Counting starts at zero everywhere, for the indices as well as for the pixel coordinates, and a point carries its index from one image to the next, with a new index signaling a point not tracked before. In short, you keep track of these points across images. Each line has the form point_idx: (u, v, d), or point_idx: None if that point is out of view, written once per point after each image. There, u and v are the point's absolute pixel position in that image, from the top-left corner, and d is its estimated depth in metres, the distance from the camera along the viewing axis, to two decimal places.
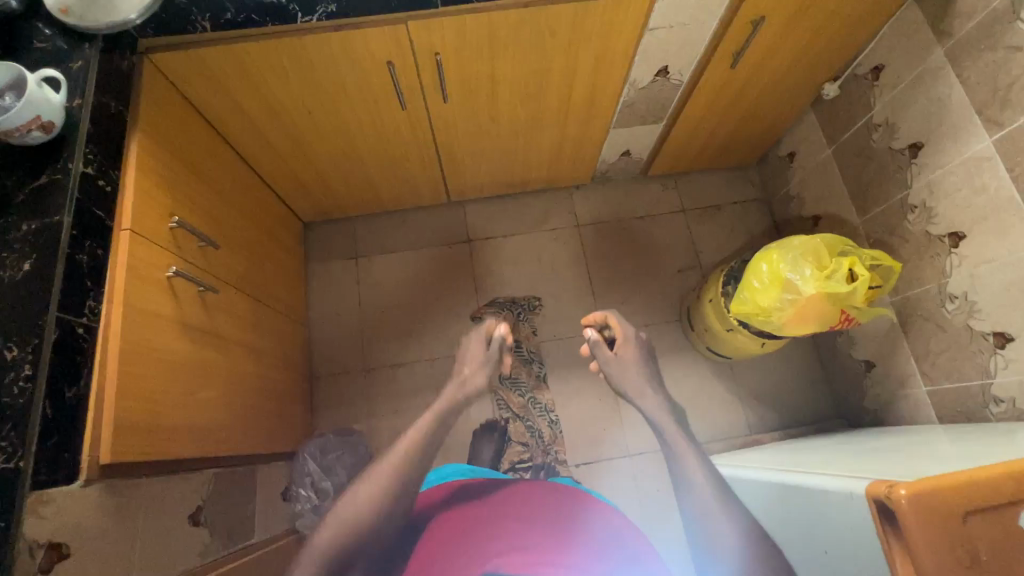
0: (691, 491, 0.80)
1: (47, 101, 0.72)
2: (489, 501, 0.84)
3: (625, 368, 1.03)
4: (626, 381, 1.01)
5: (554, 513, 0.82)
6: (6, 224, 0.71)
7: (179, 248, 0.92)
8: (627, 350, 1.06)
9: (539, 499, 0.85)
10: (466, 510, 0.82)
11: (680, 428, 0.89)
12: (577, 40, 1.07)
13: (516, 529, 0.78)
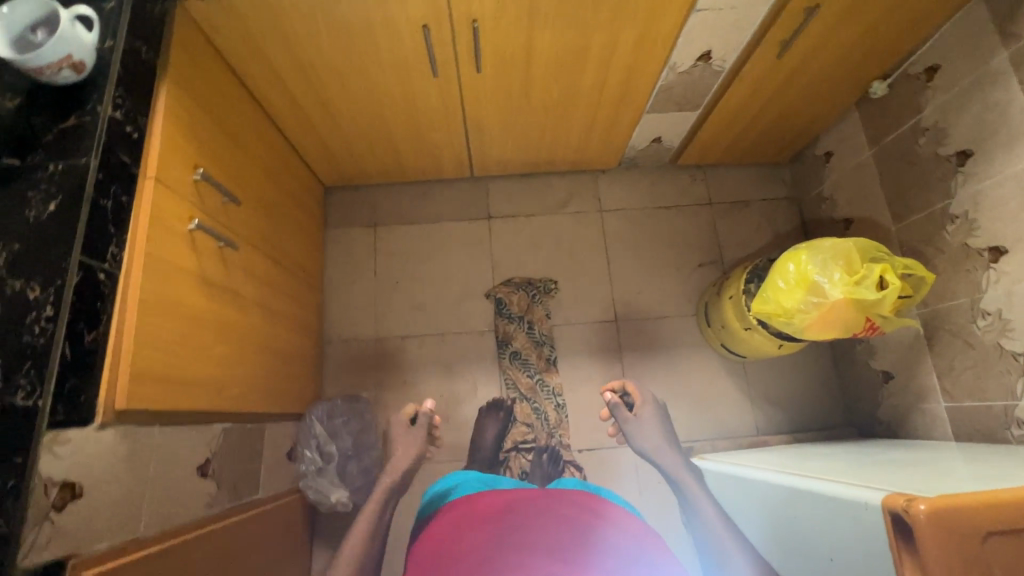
0: (709, 532, 0.98)
1: (79, 40, 0.69)
2: (502, 524, 0.81)
3: (644, 429, 1.15)
4: (646, 439, 1.13)
5: (570, 529, 0.80)
6: (32, 163, 0.69)
7: (202, 201, 0.91)
8: (646, 411, 1.17)
9: (553, 516, 0.82)
10: (479, 536, 0.79)
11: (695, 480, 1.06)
12: (620, 16, 1.03)
13: (537, 542, 0.78)
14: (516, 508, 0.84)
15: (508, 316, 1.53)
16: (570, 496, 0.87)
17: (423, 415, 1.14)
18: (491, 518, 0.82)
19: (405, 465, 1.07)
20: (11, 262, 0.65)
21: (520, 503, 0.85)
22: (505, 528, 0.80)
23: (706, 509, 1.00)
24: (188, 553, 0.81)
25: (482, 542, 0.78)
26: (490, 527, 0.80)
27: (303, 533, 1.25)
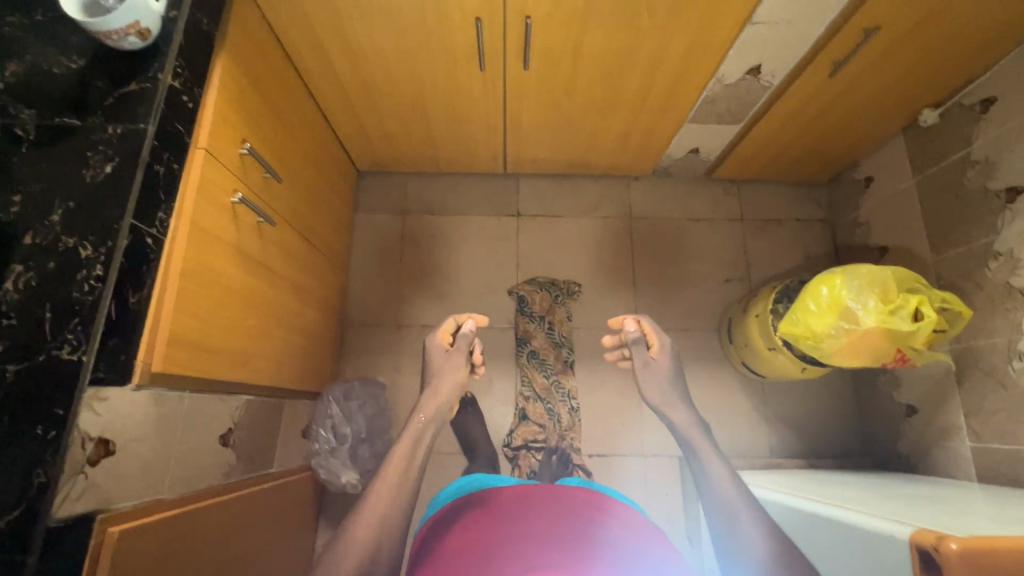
0: (718, 497, 0.82)
1: (147, 7, 0.70)
2: (502, 524, 0.81)
3: (656, 378, 1.03)
4: (656, 390, 1.01)
5: (568, 531, 0.79)
6: (91, 124, 0.70)
7: (246, 176, 0.93)
8: (663, 358, 1.05)
9: (552, 517, 0.82)
10: (479, 534, 0.79)
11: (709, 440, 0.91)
12: (674, 24, 1.02)
13: (538, 535, 0.78)
14: (517, 508, 0.84)
15: (529, 315, 1.53)
16: (568, 496, 0.87)
17: (463, 336, 1.04)
18: (489, 519, 0.82)
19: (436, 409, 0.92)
20: (65, 219, 0.66)
21: (520, 502, 0.85)
22: (505, 527, 0.80)
23: (718, 471, 0.85)
24: (205, 519, 0.82)
25: (482, 540, 0.78)
26: (490, 528, 0.80)
27: (311, 510, 1.27)
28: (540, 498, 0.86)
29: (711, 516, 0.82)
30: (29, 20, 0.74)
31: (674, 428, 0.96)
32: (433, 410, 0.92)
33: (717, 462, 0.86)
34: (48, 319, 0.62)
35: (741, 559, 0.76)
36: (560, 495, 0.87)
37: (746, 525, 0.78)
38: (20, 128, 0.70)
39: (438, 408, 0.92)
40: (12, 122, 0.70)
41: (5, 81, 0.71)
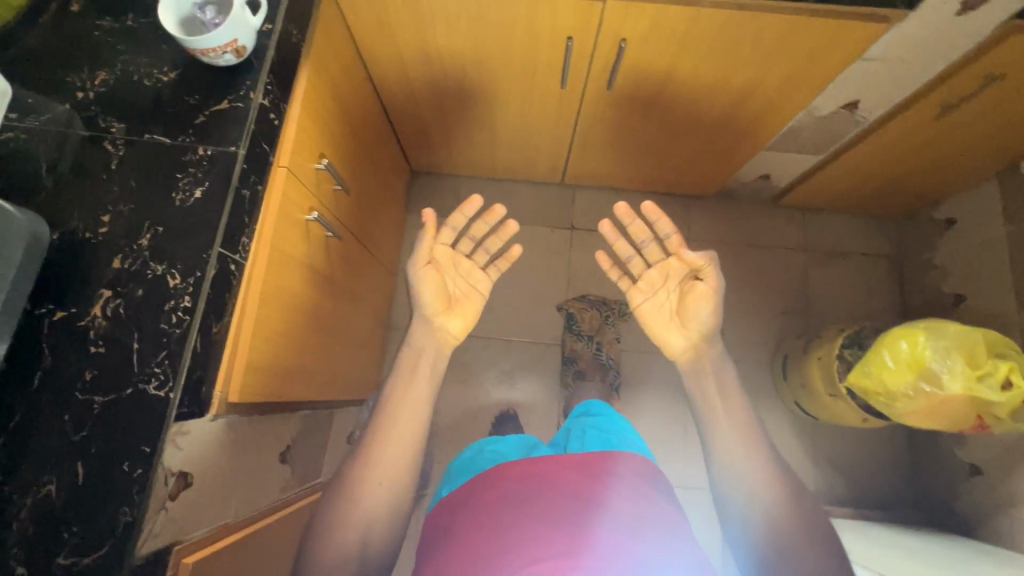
0: (723, 471, 0.80)
1: (245, 25, 0.66)
2: (504, 510, 0.76)
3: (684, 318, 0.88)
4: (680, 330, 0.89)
5: (575, 515, 0.72)
6: (181, 144, 0.67)
7: (319, 190, 0.90)
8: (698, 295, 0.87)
9: (558, 499, 0.75)
10: (482, 525, 0.75)
11: (722, 405, 0.84)
12: (777, 57, 0.95)
13: (543, 521, 0.72)
14: (520, 488, 0.78)
15: (577, 333, 1.48)
16: (565, 474, 0.80)
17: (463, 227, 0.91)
18: (486, 505, 0.78)
19: (421, 404, 0.80)
20: (154, 244, 0.64)
21: (517, 476, 0.80)
22: (501, 507, 0.76)
23: (724, 444, 0.81)
24: (265, 537, 0.82)
25: (479, 524, 0.75)
26: (487, 509, 0.77)
27: None
28: (545, 471, 0.80)
29: (715, 485, 0.81)
30: (120, 25, 0.72)
31: (685, 363, 0.89)
32: (431, 343, 0.86)
33: (726, 431, 0.82)
34: (136, 350, 0.61)
35: (739, 530, 0.78)
36: (561, 464, 0.81)
37: (753, 500, 0.78)
38: (110, 142, 0.67)
39: (428, 366, 0.84)
40: (102, 136, 0.68)
41: (95, 91, 0.69)
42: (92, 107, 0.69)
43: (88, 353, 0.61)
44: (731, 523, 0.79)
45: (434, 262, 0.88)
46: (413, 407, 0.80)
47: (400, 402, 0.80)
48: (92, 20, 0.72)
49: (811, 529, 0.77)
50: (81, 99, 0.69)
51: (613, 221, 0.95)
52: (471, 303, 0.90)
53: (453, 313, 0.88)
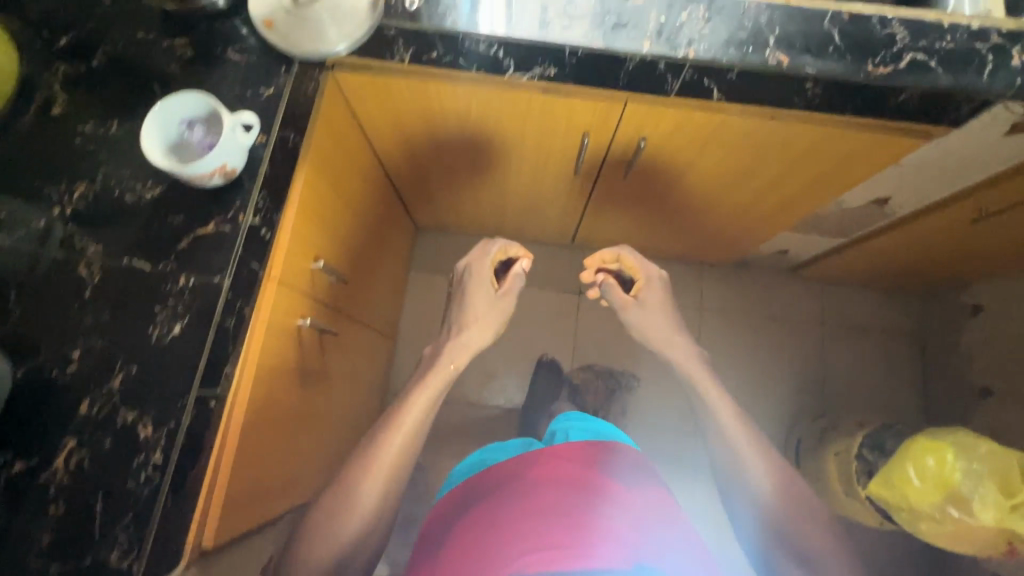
0: (724, 454, 0.89)
1: (236, 148, 0.61)
2: (499, 503, 0.77)
3: (649, 316, 1.03)
4: (650, 328, 1.02)
5: (563, 507, 0.73)
6: (161, 271, 0.62)
7: (314, 289, 0.85)
8: (649, 293, 1.04)
9: (549, 490, 0.76)
10: (479, 517, 0.76)
11: (719, 391, 0.94)
12: (806, 159, 0.89)
13: (535, 511, 0.73)
14: (513, 482, 0.79)
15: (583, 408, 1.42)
16: (556, 464, 0.80)
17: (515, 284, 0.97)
18: (482, 504, 0.79)
19: (424, 411, 0.82)
20: (126, 387, 0.59)
21: (513, 469, 0.81)
22: (498, 500, 0.77)
23: (728, 431, 0.90)
24: None
25: (473, 521, 0.76)
26: (481, 504, 0.79)
27: None
28: (536, 462, 0.81)
29: (718, 467, 0.91)
30: (104, 131, 0.67)
31: (675, 368, 1.00)
32: (462, 357, 0.89)
33: (725, 421, 0.90)
34: (100, 512, 0.56)
35: (743, 511, 0.88)
36: (552, 454, 0.81)
37: (752, 487, 0.86)
38: (85, 266, 0.62)
39: (447, 372, 0.86)
40: (77, 258, 0.62)
41: (73, 207, 0.64)
42: (68, 224, 0.64)
43: (46, 514, 0.55)
44: (734, 505, 0.89)
45: (476, 277, 0.94)
46: (425, 393, 0.83)
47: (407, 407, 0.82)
48: (75, 125, 0.67)
49: (807, 505, 0.85)
50: (55, 215, 0.64)
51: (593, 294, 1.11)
52: (490, 320, 0.92)
53: (478, 326, 0.92)
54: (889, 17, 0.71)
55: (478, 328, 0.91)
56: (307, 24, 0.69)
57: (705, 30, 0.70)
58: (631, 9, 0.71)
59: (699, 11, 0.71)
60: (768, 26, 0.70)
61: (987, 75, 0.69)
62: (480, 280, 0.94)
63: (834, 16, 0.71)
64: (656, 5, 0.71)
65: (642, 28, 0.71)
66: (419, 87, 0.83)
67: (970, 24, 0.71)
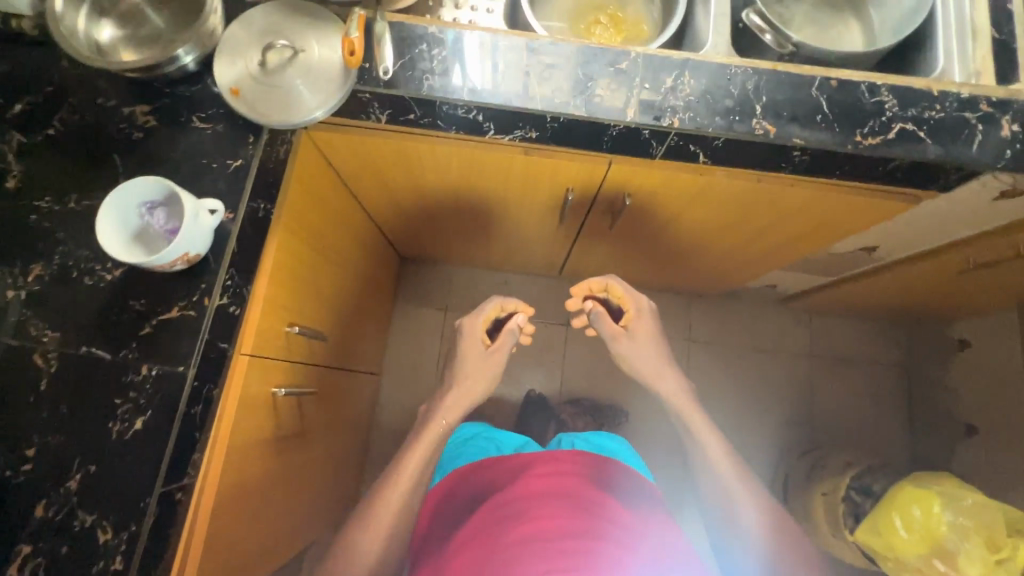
0: (713, 491, 0.84)
1: (198, 234, 0.58)
2: (505, 515, 0.89)
3: (637, 348, 0.94)
4: (639, 361, 0.93)
5: (564, 512, 0.87)
6: (122, 360, 0.59)
7: (289, 353, 0.82)
8: (641, 325, 0.95)
9: (550, 501, 0.90)
10: (487, 530, 0.88)
11: (708, 424, 0.88)
12: (792, 215, 0.88)
13: (541, 516, 0.87)
14: (515, 499, 0.92)
15: None
16: (552, 485, 0.95)
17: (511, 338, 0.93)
18: (487, 517, 0.91)
19: (419, 466, 0.81)
20: (84, 487, 0.56)
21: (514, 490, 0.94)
22: (502, 510, 0.91)
23: (716, 464, 0.85)
24: None
25: (482, 535, 0.88)
26: (484, 519, 0.91)
27: None
28: (536, 483, 0.95)
29: (709, 508, 0.85)
30: (61, 207, 0.63)
31: (663, 403, 0.93)
32: (456, 411, 0.86)
33: (714, 455, 0.85)
34: None
35: (739, 555, 0.81)
36: (549, 477, 0.97)
37: (746, 528, 0.80)
38: (40, 355, 0.59)
39: (439, 430, 0.84)
40: (31, 346, 0.59)
41: (27, 290, 0.61)
42: (22, 309, 0.60)
43: None
44: (731, 550, 0.83)
45: (466, 337, 0.91)
46: (422, 449, 0.82)
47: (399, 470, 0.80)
48: (30, 200, 0.63)
49: (804, 544, 0.80)
50: (8, 299, 0.60)
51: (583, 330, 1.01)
52: (484, 372, 0.90)
53: (469, 386, 0.88)
54: (878, 84, 0.69)
55: (471, 383, 0.88)
56: (278, 92, 0.65)
57: (690, 97, 0.68)
58: (614, 75, 0.69)
59: (684, 78, 0.69)
60: (754, 94, 0.69)
61: (977, 148, 0.67)
62: (472, 341, 0.91)
63: (821, 83, 0.69)
64: (641, 71, 0.69)
65: (625, 96, 0.69)
66: (406, 146, 0.81)
67: (960, 92, 0.69)
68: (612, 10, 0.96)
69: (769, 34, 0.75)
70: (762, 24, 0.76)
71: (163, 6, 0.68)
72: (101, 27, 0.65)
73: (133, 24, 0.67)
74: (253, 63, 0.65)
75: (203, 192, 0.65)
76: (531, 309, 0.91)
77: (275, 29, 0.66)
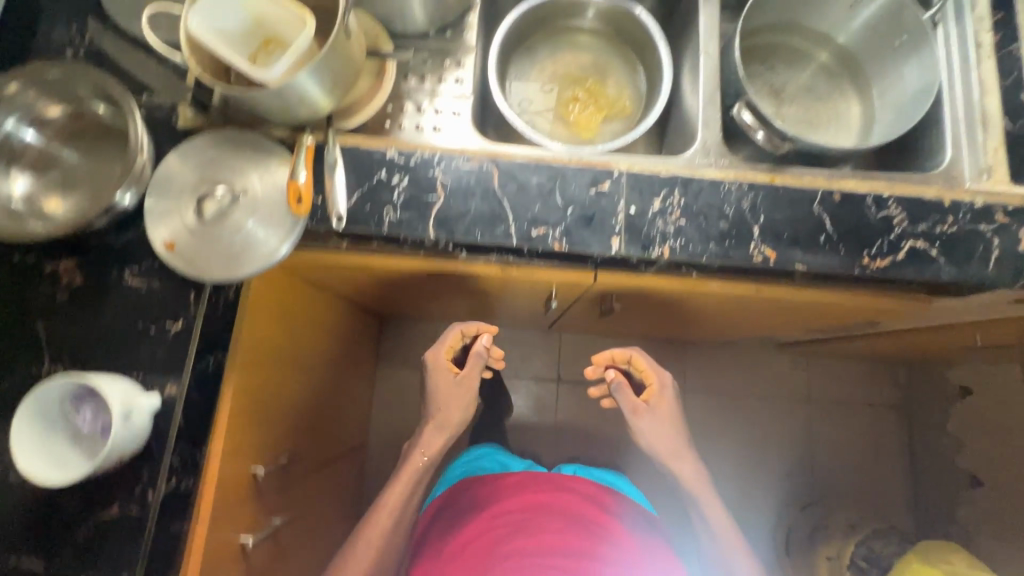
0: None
1: (133, 432, 0.51)
2: (503, 523, 0.79)
3: (659, 431, 0.78)
4: (660, 442, 0.78)
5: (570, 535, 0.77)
6: (60, 569, 0.53)
7: (257, 492, 0.76)
8: (665, 400, 0.79)
9: (555, 523, 0.79)
10: (481, 538, 0.77)
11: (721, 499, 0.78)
12: (794, 309, 0.81)
13: (543, 537, 0.76)
14: (517, 509, 0.81)
15: None
16: (563, 502, 0.83)
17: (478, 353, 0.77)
18: (481, 527, 0.79)
19: (397, 510, 0.73)
20: None
21: (520, 499, 0.83)
22: (501, 518, 0.80)
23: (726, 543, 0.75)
24: None
25: (470, 548, 0.77)
26: (476, 529, 0.79)
27: None
28: (544, 492, 0.84)
29: None
30: None
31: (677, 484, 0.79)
32: (434, 446, 0.76)
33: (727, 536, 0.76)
34: None
35: None
36: (561, 493, 0.84)
37: None
38: None
39: (418, 467, 0.75)
40: None
41: None
42: None
43: None
44: None
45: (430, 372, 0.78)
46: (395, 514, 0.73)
47: (379, 509, 0.73)
48: None
49: None
50: None
51: (605, 403, 0.84)
52: (458, 402, 0.77)
53: (443, 418, 0.77)
54: (885, 196, 0.63)
55: (443, 415, 0.77)
56: (218, 243, 0.57)
57: (681, 221, 0.62)
58: (595, 199, 0.62)
59: (673, 198, 0.62)
60: (751, 214, 0.62)
61: (994, 266, 0.62)
62: (438, 373, 0.78)
63: (824, 197, 0.63)
64: (626, 192, 0.63)
65: (609, 222, 0.62)
66: (385, 263, 0.73)
67: (973, 201, 0.63)
68: (592, 83, 0.89)
69: (761, 130, 0.70)
70: (753, 121, 0.70)
71: (79, 143, 0.61)
72: (12, 179, 0.57)
73: (51, 168, 0.59)
74: (188, 215, 0.58)
75: (141, 360, 0.58)
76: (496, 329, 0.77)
77: (214, 171, 0.59)
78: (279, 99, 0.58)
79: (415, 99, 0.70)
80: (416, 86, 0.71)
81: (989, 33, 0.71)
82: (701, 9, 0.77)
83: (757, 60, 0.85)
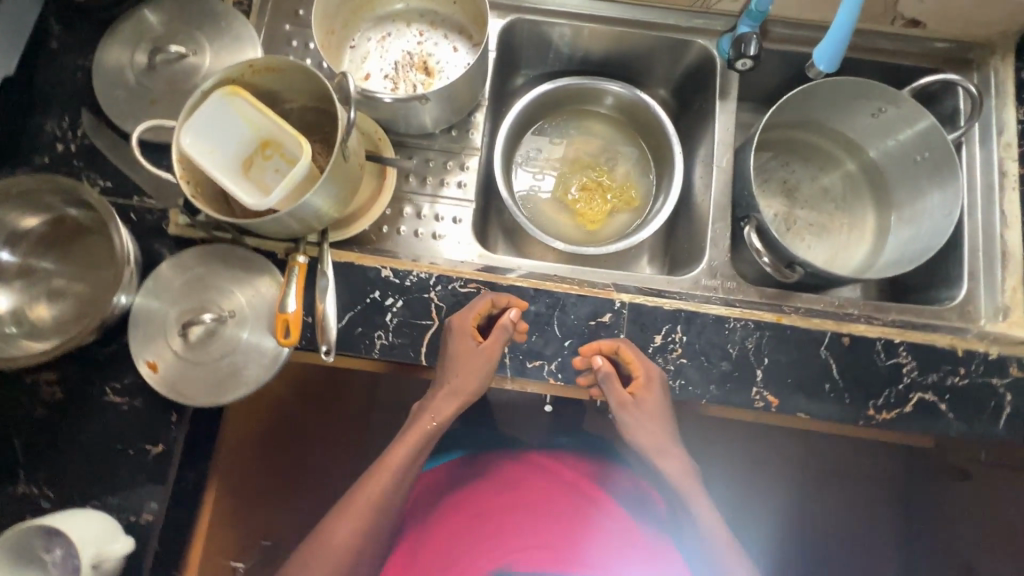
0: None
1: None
2: (488, 488, 0.67)
3: (649, 420, 0.56)
4: (647, 435, 0.55)
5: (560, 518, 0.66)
6: None
7: None
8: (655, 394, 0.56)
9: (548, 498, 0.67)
10: (470, 500, 0.67)
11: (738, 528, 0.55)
12: None
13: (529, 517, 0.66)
14: (504, 476, 0.68)
15: None
16: (559, 475, 0.68)
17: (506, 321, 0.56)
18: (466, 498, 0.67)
19: (402, 469, 0.54)
20: None
21: (514, 470, 0.69)
22: (491, 485, 0.68)
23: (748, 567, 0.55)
24: None
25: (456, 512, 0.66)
26: (466, 494, 0.67)
27: None
28: (536, 466, 0.69)
29: None
30: None
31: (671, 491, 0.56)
32: (451, 411, 0.56)
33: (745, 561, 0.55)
34: None
35: None
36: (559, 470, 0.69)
37: None
38: None
39: (426, 434, 0.55)
40: None
41: None
42: None
43: None
44: None
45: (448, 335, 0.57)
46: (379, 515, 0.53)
47: (382, 468, 0.55)
48: None
49: None
50: None
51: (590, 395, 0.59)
52: (475, 369, 0.55)
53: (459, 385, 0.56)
54: (895, 342, 0.61)
55: (461, 379, 0.55)
56: (201, 369, 0.56)
57: (682, 359, 0.60)
58: (594, 330, 0.60)
59: (675, 334, 0.60)
60: (755, 354, 0.60)
61: (1004, 424, 0.59)
62: (455, 335, 0.56)
63: (832, 340, 0.61)
64: (627, 326, 0.60)
65: None
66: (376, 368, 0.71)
67: (986, 351, 0.61)
68: (601, 171, 0.85)
69: (768, 255, 0.67)
70: (762, 245, 0.68)
71: (64, 249, 0.59)
72: None
73: (35, 278, 0.57)
74: (175, 340, 0.56)
75: (118, 483, 0.56)
76: (527, 304, 0.58)
77: (203, 289, 0.58)
78: (274, 223, 0.56)
79: (416, 203, 0.69)
80: (417, 189, 0.69)
81: (1015, 162, 0.69)
82: (716, 115, 0.75)
83: (771, 158, 0.82)
